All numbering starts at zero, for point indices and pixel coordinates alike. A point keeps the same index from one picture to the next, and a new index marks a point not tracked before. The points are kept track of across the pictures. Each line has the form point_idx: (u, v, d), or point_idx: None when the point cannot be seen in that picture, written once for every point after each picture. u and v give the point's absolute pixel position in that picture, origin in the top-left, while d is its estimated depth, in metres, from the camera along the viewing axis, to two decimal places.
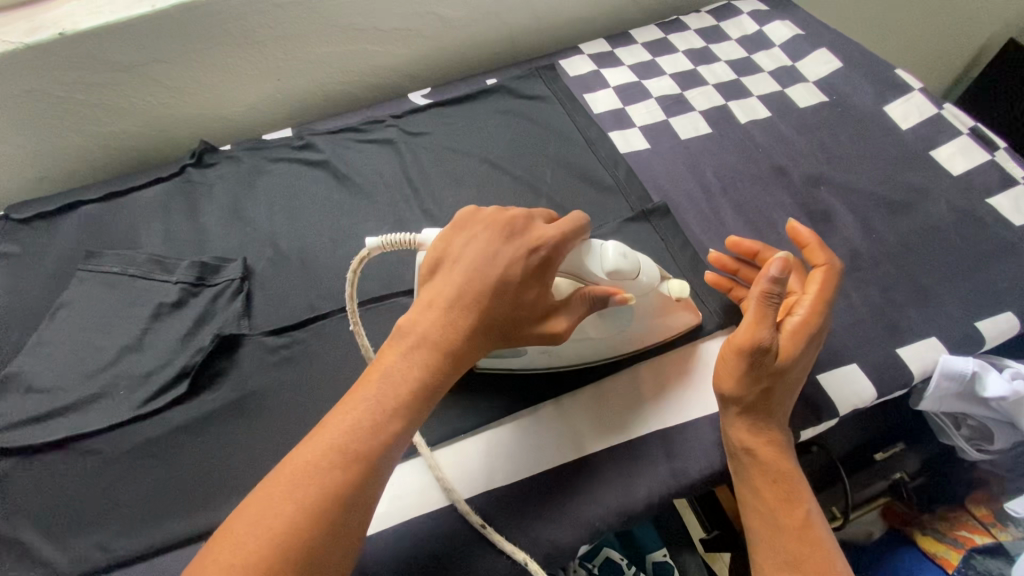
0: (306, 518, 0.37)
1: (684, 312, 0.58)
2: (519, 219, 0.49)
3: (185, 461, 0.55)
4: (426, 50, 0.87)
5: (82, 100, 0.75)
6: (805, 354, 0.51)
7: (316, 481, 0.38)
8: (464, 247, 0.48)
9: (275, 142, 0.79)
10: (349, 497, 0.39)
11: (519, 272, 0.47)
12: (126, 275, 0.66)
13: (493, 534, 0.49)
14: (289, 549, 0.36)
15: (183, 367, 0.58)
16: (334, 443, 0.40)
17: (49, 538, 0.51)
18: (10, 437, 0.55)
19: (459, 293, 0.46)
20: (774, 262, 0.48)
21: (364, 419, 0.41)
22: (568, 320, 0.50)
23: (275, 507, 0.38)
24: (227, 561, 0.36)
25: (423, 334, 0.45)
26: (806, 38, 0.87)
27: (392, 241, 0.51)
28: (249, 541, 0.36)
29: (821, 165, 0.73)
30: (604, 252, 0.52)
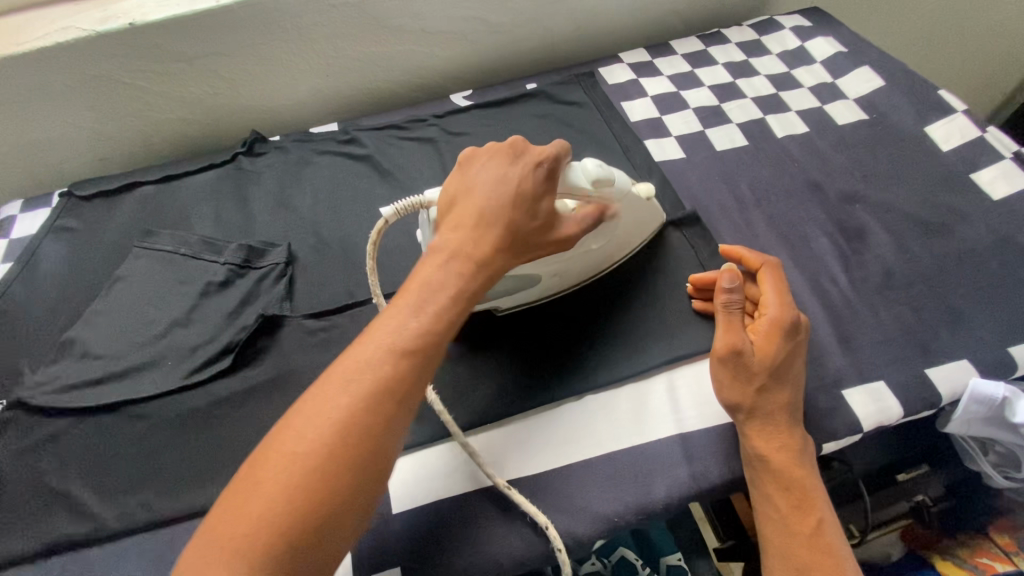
0: (362, 405, 0.40)
1: (649, 215, 0.65)
2: (519, 144, 0.54)
3: (226, 431, 0.58)
4: (469, 52, 0.89)
5: (145, 88, 0.79)
6: (783, 349, 0.53)
7: (367, 371, 0.41)
8: (477, 174, 0.53)
9: (322, 136, 0.82)
10: (401, 382, 0.42)
11: (533, 185, 0.52)
12: (178, 254, 0.70)
13: (516, 496, 0.51)
14: (348, 432, 0.39)
15: (227, 343, 0.62)
16: (378, 339, 0.43)
17: (98, 494, 0.55)
18: (65, 398, 0.59)
19: (483, 208, 0.50)
20: (724, 276, 0.56)
21: (406, 317, 0.44)
22: (574, 228, 0.55)
23: (330, 401, 0.40)
24: (290, 450, 0.39)
25: (452, 244, 0.49)
26: (848, 56, 0.87)
27: (404, 206, 0.56)
28: (309, 431, 0.39)
29: (857, 182, 0.73)
30: (582, 166, 0.56)
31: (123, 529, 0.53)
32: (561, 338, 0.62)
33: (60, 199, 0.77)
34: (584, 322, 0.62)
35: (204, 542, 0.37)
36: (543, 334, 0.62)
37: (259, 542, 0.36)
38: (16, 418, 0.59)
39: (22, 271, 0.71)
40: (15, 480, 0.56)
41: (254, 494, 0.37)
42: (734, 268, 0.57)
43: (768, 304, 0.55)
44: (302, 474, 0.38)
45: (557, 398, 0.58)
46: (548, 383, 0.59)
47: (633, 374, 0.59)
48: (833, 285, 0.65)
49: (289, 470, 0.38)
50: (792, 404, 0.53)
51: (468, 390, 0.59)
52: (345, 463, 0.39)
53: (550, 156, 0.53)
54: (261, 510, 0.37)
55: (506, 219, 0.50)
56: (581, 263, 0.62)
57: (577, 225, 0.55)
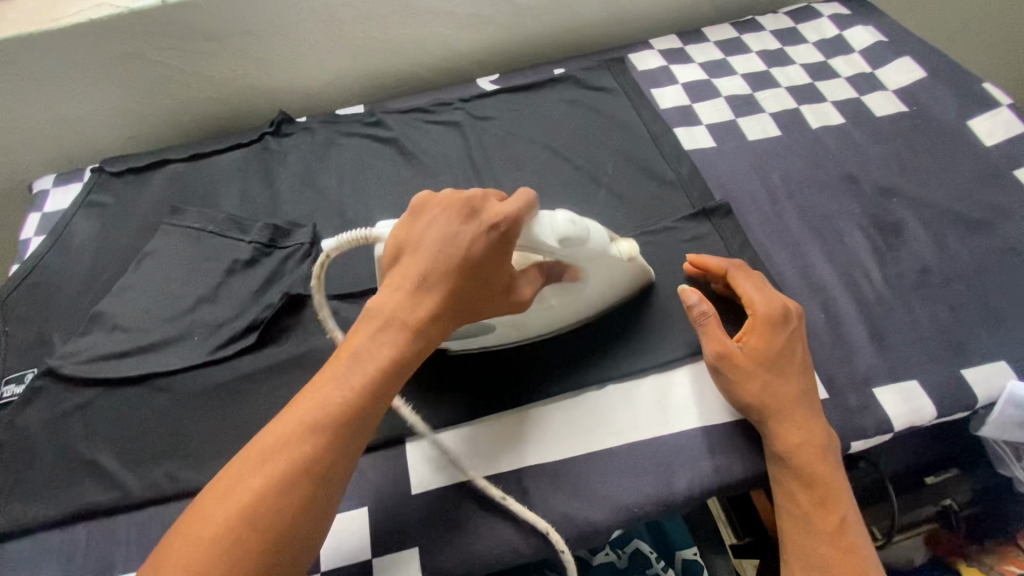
0: (273, 490, 0.40)
1: (640, 272, 0.59)
2: (474, 197, 0.49)
3: (249, 407, 0.58)
4: (497, 36, 0.88)
5: (176, 66, 0.80)
6: (779, 340, 0.53)
7: (284, 452, 0.41)
8: (424, 231, 0.49)
9: (348, 118, 0.82)
10: (317, 464, 0.42)
11: (481, 251, 0.47)
12: (205, 231, 0.70)
13: (514, 506, 0.51)
14: (259, 515, 0.39)
15: (253, 321, 0.62)
16: (301, 417, 0.43)
17: (125, 463, 0.56)
18: (94, 369, 0.60)
19: (423, 276, 0.47)
20: (687, 293, 0.55)
21: (331, 393, 0.44)
22: (529, 287, 0.52)
23: (246, 480, 0.40)
24: (200, 530, 0.39)
25: (388, 314, 0.46)
26: (889, 46, 0.84)
27: (347, 238, 0.51)
28: (222, 510, 0.39)
29: (895, 176, 0.71)
30: (551, 219, 0.50)
31: (149, 498, 0.54)
32: (530, 367, 0.58)
33: (92, 174, 0.79)
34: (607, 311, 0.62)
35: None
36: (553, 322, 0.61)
37: None
38: (47, 385, 0.60)
39: (54, 243, 0.72)
40: (46, 447, 0.57)
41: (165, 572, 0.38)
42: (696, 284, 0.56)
43: (752, 303, 0.55)
44: (207, 560, 0.38)
45: (578, 387, 0.57)
46: (568, 371, 0.58)
47: (657, 364, 0.58)
48: (866, 281, 0.63)
49: (197, 553, 0.38)
50: (811, 401, 0.52)
51: (488, 375, 0.58)
52: (249, 549, 0.39)
53: (505, 218, 0.47)
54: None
55: (446, 286, 0.47)
56: (545, 319, 0.58)
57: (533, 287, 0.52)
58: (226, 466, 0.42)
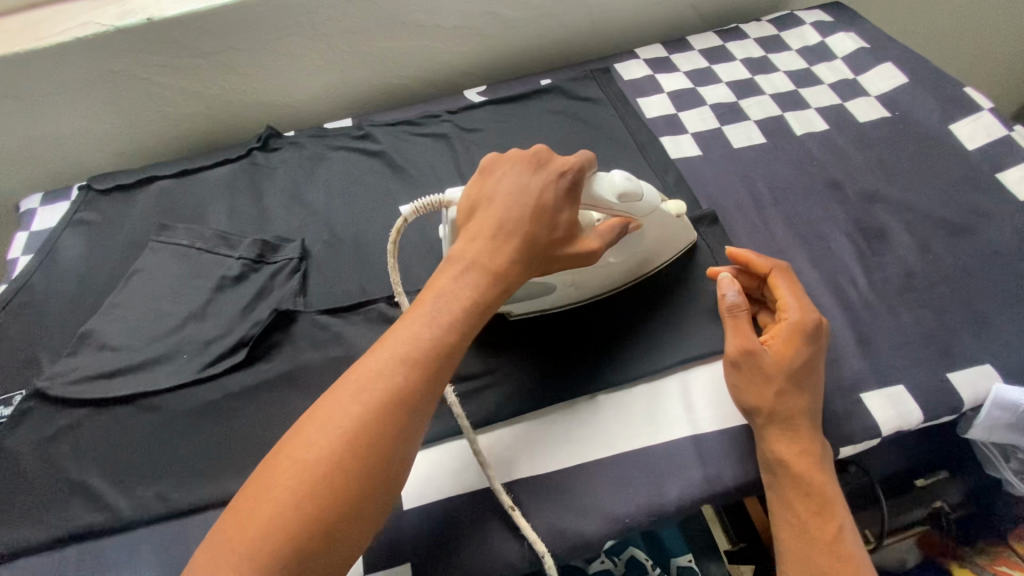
0: (369, 418, 0.41)
1: (684, 232, 0.64)
2: (540, 152, 0.53)
3: (240, 424, 0.58)
4: (484, 47, 0.89)
5: (163, 83, 0.80)
6: (805, 353, 0.52)
7: (378, 383, 0.42)
8: (497, 184, 0.52)
9: (335, 131, 0.83)
10: (411, 393, 0.42)
11: (554, 197, 0.51)
12: (193, 248, 0.70)
13: (520, 519, 0.50)
14: (358, 438, 0.40)
15: (241, 338, 0.62)
16: (391, 352, 0.44)
17: (115, 485, 0.56)
18: (81, 390, 0.60)
19: (502, 223, 0.50)
20: (724, 284, 0.56)
21: (420, 329, 0.45)
22: (601, 238, 0.53)
23: (343, 407, 0.41)
24: (301, 455, 0.39)
25: (470, 258, 0.49)
26: (870, 52, 0.85)
27: (422, 203, 0.54)
28: (321, 436, 0.40)
29: (878, 181, 0.72)
30: (609, 179, 0.54)
31: (138, 520, 0.54)
32: (523, 378, 0.58)
33: (79, 193, 0.79)
34: (596, 322, 0.62)
35: (216, 548, 0.38)
36: (547, 332, 0.61)
37: (266, 546, 0.36)
38: (35, 408, 0.59)
39: (41, 263, 0.72)
40: (35, 470, 0.57)
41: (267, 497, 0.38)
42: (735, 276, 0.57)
43: (786, 309, 0.54)
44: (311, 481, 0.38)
45: (571, 397, 0.57)
46: (558, 381, 0.58)
47: (646, 375, 0.58)
48: (852, 286, 0.64)
49: (297, 478, 0.38)
50: (812, 411, 0.52)
51: (477, 389, 0.58)
52: (349, 472, 0.39)
53: (574, 167, 0.51)
54: (273, 510, 0.38)
55: (525, 230, 0.49)
56: (602, 277, 0.60)
57: (603, 236, 0.53)
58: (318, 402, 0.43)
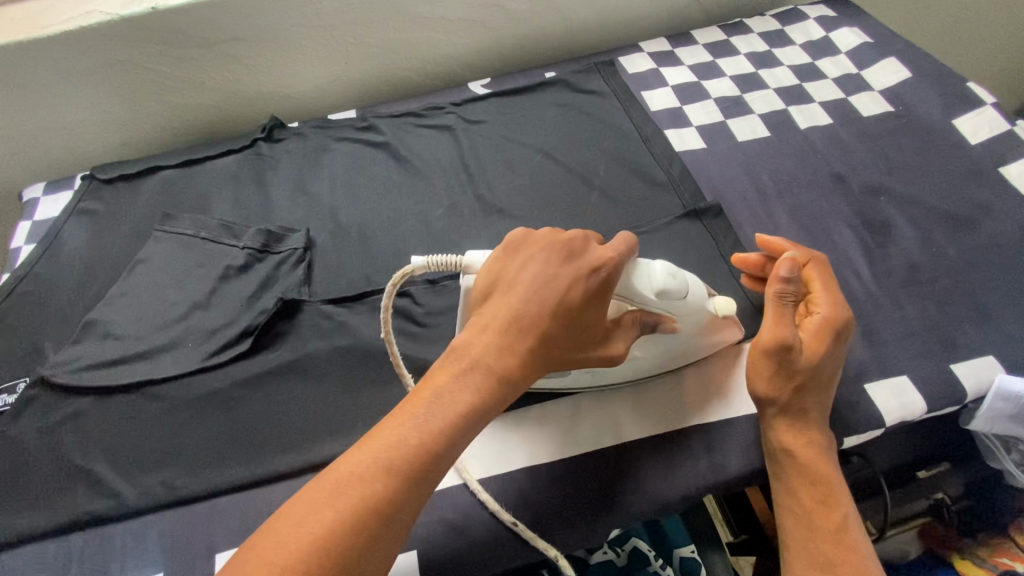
0: (344, 527, 0.37)
1: (734, 331, 0.57)
2: (577, 241, 0.49)
3: (244, 413, 0.58)
4: (488, 40, 0.89)
5: (168, 73, 0.80)
6: (832, 349, 0.52)
7: (357, 489, 0.39)
8: (521, 269, 0.48)
9: (340, 123, 0.83)
10: (389, 507, 0.39)
11: (579, 297, 0.46)
12: (198, 238, 0.70)
13: (525, 532, 0.50)
14: (327, 552, 0.36)
15: (247, 327, 0.62)
16: (376, 454, 0.40)
17: (120, 472, 0.56)
18: (86, 377, 0.60)
19: (515, 316, 0.46)
20: (783, 263, 0.53)
21: (411, 433, 0.41)
22: (624, 343, 0.50)
23: (320, 510, 0.38)
24: (268, 557, 0.36)
25: (474, 354, 0.45)
26: (873, 47, 0.86)
27: (439, 262, 0.51)
28: (291, 540, 0.37)
29: (882, 175, 0.72)
30: (651, 271, 0.51)
31: (142, 507, 0.54)
32: None
33: (83, 182, 0.78)
34: None
35: None
36: None
37: None
38: (39, 395, 0.59)
39: (45, 251, 0.72)
40: (39, 457, 0.57)
41: None
42: (791, 256, 0.54)
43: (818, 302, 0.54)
44: None
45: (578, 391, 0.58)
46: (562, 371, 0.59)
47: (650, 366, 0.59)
48: (856, 279, 0.64)
49: None
50: (822, 402, 0.52)
51: None
52: None
53: (608, 262, 0.47)
54: None
55: (537, 326, 0.46)
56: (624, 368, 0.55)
57: (629, 335, 0.51)
58: (296, 493, 0.40)
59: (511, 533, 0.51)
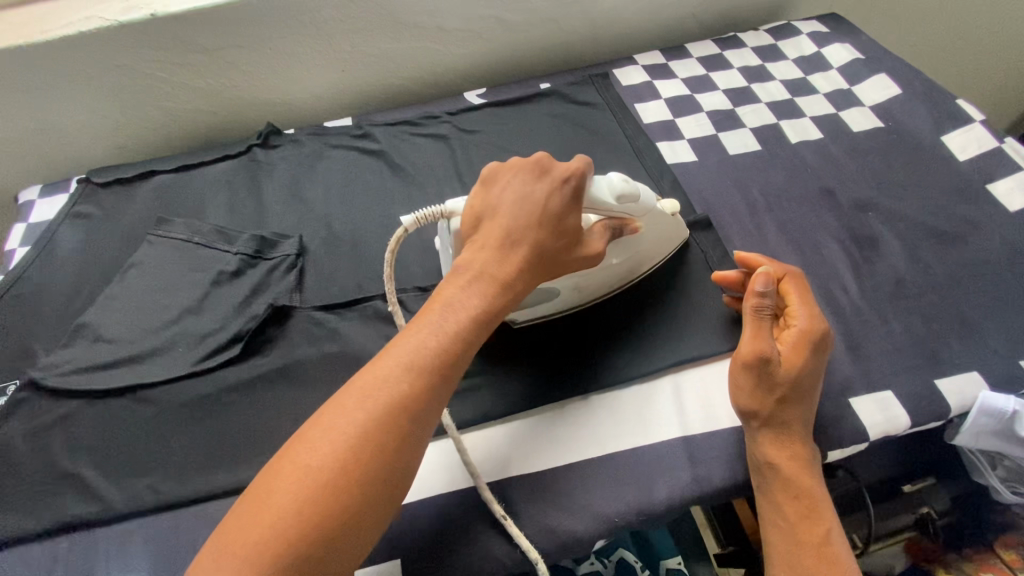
0: (376, 421, 0.41)
1: (676, 230, 0.65)
2: (544, 159, 0.54)
3: (233, 418, 0.58)
4: (485, 50, 0.89)
5: (165, 79, 0.81)
6: (811, 360, 0.53)
7: (383, 390, 0.43)
8: (503, 192, 0.53)
9: (336, 130, 0.83)
10: (414, 403, 0.43)
11: (558, 206, 0.52)
12: (191, 243, 0.71)
13: (513, 528, 0.50)
14: (365, 442, 0.41)
15: (237, 332, 0.62)
16: (396, 358, 0.44)
17: (106, 476, 0.56)
18: (75, 381, 0.60)
19: (508, 232, 0.51)
20: (758, 278, 0.54)
21: (426, 337, 0.46)
22: (601, 243, 0.55)
23: (348, 414, 0.41)
24: (306, 462, 0.40)
25: (476, 268, 0.50)
26: (865, 63, 0.87)
27: (425, 214, 0.55)
28: (325, 443, 0.40)
29: (871, 190, 0.73)
30: (606, 180, 0.55)
31: (128, 511, 0.54)
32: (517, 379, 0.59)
33: (79, 185, 0.79)
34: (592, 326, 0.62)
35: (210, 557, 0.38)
36: (550, 336, 0.62)
37: (269, 553, 0.37)
38: (28, 398, 0.59)
39: (39, 254, 0.72)
40: (28, 460, 0.57)
41: (272, 504, 0.38)
42: (766, 270, 0.55)
43: (796, 315, 0.54)
44: (318, 484, 0.39)
45: (564, 400, 0.58)
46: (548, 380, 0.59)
47: (636, 376, 0.59)
48: (843, 292, 0.64)
49: (301, 483, 0.39)
50: (805, 416, 0.53)
51: (470, 387, 0.59)
52: (356, 475, 0.40)
53: (577, 172, 0.53)
54: (273, 517, 0.38)
55: (531, 239, 0.51)
56: (602, 275, 0.60)
57: (602, 239, 0.56)
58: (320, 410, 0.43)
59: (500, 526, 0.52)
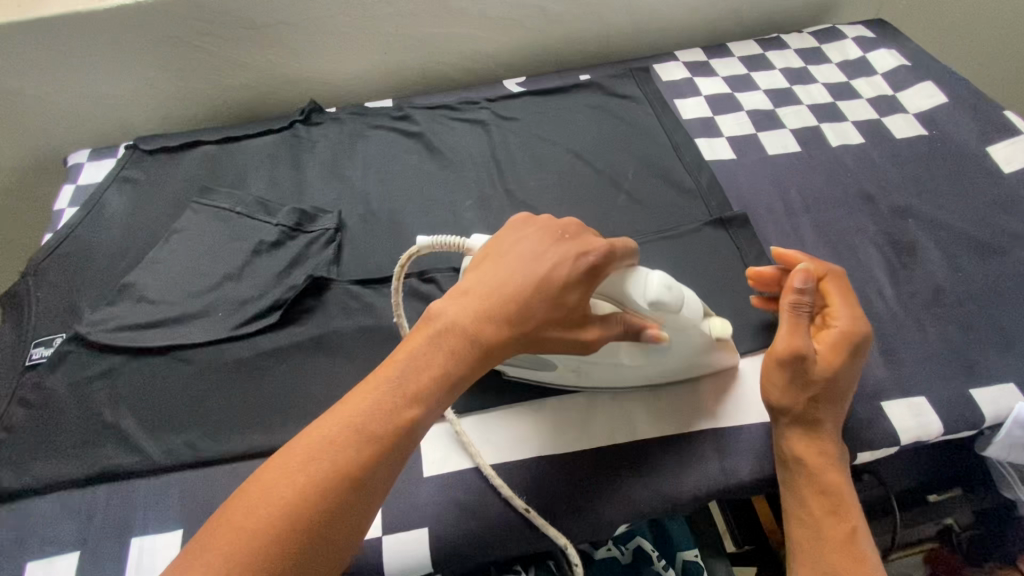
0: (309, 492, 0.38)
1: (728, 351, 0.56)
2: (572, 227, 0.49)
3: (268, 383, 0.60)
4: (527, 39, 0.90)
5: (214, 52, 0.83)
6: (850, 362, 0.52)
7: (323, 458, 0.39)
8: (512, 247, 0.49)
9: (376, 111, 0.85)
10: (350, 480, 0.39)
11: (562, 277, 0.46)
12: (234, 212, 0.72)
13: (537, 519, 0.51)
14: (293, 515, 0.38)
15: (276, 300, 0.64)
16: (346, 421, 0.41)
17: (146, 430, 0.57)
18: (119, 338, 0.62)
19: (496, 292, 0.46)
20: (796, 275, 0.54)
21: (381, 403, 0.42)
22: (602, 332, 0.48)
23: (287, 477, 0.39)
24: (232, 522, 0.37)
25: (451, 327, 0.45)
26: (911, 70, 0.86)
27: (441, 242, 0.52)
28: (254, 508, 0.38)
29: (911, 198, 0.72)
30: (648, 282, 0.49)
31: (166, 465, 0.55)
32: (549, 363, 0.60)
33: (126, 151, 0.81)
34: None
35: None
36: None
37: None
38: (74, 351, 0.62)
39: (86, 215, 0.74)
40: (71, 410, 0.59)
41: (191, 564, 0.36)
42: (805, 267, 0.55)
43: (838, 316, 0.54)
44: (234, 555, 0.36)
45: (594, 386, 0.59)
46: None
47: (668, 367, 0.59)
48: (879, 298, 0.64)
49: (221, 547, 0.36)
50: (837, 415, 0.53)
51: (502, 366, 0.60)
52: (274, 551, 0.37)
53: (599, 249, 0.47)
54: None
55: (515, 306, 0.45)
56: (608, 369, 0.55)
57: (612, 331, 0.49)
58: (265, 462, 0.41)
59: (523, 520, 0.52)
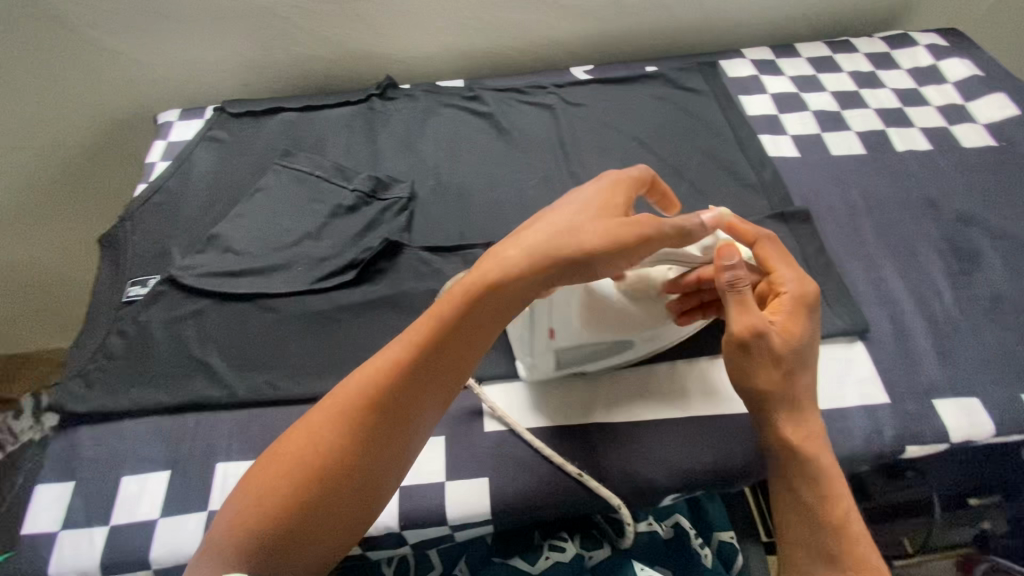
0: (361, 399, 0.47)
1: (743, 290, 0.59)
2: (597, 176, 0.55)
3: (343, 334, 0.64)
4: (596, 29, 0.92)
5: (299, 24, 0.87)
6: (807, 323, 0.51)
7: (371, 372, 0.48)
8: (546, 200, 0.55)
9: (448, 90, 0.88)
10: (393, 388, 0.48)
11: (581, 205, 0.51)
12: (314, 175, 0.77)
13: (590, 482, 0.54)
14: (352, 418, 0.47)
15: (353, 259, 0.68)
16: (394, 345, 0.49)
17: (232, 368, 0.62)
18: (207, 283, 0.67)
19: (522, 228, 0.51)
20: (722, 252, 0.51)
21: (419, 327, 0.49)
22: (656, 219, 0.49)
23: (346, 389, 0.48)
24: (305, 430, 0.47)
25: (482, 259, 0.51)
26: (983, 81, 0.85)
27: None
28: (322, 416, 0.47)
29: (976, 206, 0.72)
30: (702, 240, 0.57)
31: (249, 400, 0.60)
32: None
33: (214, 113, 0.86)
34: None
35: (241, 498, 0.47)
36: None
37: (266, 502, 0.45)
38: (165, 292, 0.67)
39: (177, 170, 0.80)
40: (164, 344, 0.64)
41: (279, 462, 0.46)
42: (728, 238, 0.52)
43: (784, 280, 0.52)
44: (310, 451, 0.46)
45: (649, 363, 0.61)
46: None
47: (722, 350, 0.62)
48: (937, 301, 0.65)
49: (298, 447, 0.46)
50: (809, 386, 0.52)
51: None
52: (338, 446, 0.46)
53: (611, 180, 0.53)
54: (276, 473, 0.46)
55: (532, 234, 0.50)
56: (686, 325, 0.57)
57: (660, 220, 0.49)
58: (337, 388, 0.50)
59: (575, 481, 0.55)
